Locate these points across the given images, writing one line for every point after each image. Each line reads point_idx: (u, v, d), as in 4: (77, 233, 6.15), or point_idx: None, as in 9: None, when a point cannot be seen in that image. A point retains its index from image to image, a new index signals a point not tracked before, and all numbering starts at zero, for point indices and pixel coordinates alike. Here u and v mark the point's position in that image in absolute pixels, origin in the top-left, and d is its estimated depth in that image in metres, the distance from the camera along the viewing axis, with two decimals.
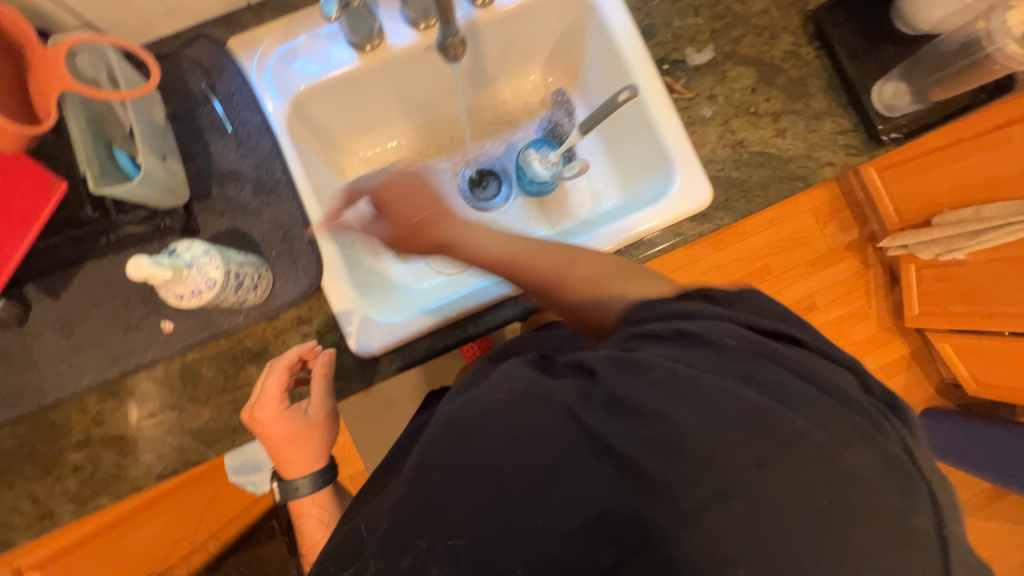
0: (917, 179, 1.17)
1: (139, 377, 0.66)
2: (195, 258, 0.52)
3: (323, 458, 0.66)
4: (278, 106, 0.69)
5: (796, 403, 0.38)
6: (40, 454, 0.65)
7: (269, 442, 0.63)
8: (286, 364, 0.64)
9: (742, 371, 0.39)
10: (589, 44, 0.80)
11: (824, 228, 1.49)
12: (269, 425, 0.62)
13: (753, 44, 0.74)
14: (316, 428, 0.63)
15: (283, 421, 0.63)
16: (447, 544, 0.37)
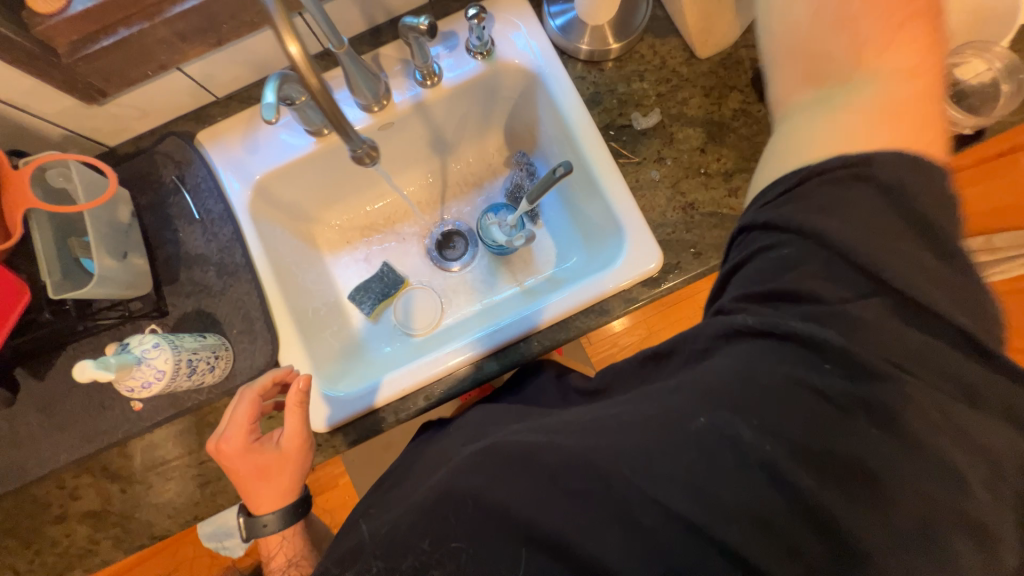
0: None
1: (112, 453, 0.70)
2: (145, 352, 0.57)
3: (294, 492, 0.64)
4: (242, 192, 0.73)
5: (790, 442, 0.39)
6: (22, 528, 0.69)
7: (236, 476, 0.62)
8: (256, 394, 0.62)
9: (738, 404, 0.40)
10: (541, 110, 0.82)
11: None
12: (236, 458, 0.61)
13: (700, 105, 0.74)
14: (286, 461, 0.62)
15: (253, 452, 0.61)
16: (448, 549, 0.44)
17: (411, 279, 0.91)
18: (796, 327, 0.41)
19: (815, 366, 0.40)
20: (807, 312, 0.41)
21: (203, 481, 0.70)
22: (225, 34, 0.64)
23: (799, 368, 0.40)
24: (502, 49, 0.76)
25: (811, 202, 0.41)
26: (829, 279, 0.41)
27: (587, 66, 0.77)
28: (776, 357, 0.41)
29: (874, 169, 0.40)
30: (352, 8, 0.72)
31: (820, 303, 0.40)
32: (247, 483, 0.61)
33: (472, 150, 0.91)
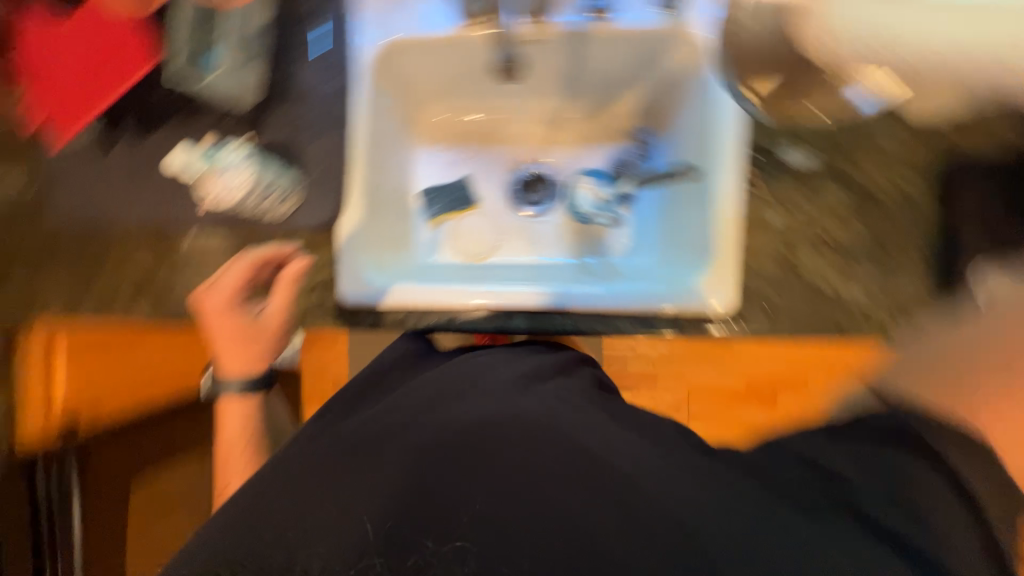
0: None
1: (164, 238, 0.74)
2: (232, 161, 0.69)
3: (261, 366, 0.76)
4: (371, 49, 0.72)
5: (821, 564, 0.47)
6: (77, 260, 0.75)
7: (215, 327, 0.71)
8: (252, 263, 0.70)
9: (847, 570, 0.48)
10: (689, 95, 0.74)
11: None
12: (214, 315, 0.70)
13: (868, 169, 0.68)
14: (259, 335, 0.72)
15: (235, 314, 0.71)
16: (454, 543, 0.48)
17: (482, 203, 0.89)
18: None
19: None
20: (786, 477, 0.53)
21: None
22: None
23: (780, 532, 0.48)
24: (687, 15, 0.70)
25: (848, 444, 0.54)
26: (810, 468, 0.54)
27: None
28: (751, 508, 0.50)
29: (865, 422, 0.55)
30: None
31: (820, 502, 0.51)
32: (223, 340, 0.71)
33: (601, 105, 0.85)
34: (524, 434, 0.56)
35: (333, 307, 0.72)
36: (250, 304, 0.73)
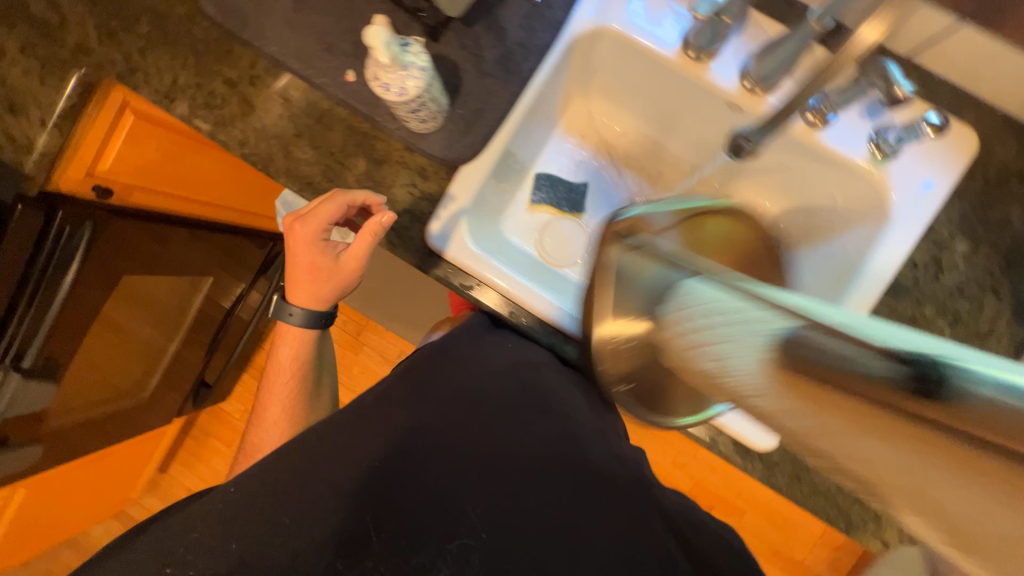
0: None
1: (298, 87, 0.72)
2: (412, 66, 0.57)
3: (328, 301, 0.79)
4: (583, 22, 0.67)
5: None
6: (206, 60, 0.73)
7: (299, 259, 0.74)
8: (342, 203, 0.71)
9: None
10: (840, 237, 0.71)
11: (804, 537, 1.41)
12: (299, 246, 0.72)
13: None
14: (336, 274, 0.74)
15: (318, 249, 0.73)
16: (459, 540, 0.56)
17: (585, 217, 0.86)
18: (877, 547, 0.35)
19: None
20: None
21: (326, 174, 0.72)
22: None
23: None
24: (898, 166, 0.64)
25: None
26: None
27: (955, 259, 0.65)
28: None
29: None
30: None
31: None
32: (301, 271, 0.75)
33: (749, 191, 0.81)
34: (492, 409, 0.65)
35: (411, 241, 0.71)
36: (334, 244, 0.75)
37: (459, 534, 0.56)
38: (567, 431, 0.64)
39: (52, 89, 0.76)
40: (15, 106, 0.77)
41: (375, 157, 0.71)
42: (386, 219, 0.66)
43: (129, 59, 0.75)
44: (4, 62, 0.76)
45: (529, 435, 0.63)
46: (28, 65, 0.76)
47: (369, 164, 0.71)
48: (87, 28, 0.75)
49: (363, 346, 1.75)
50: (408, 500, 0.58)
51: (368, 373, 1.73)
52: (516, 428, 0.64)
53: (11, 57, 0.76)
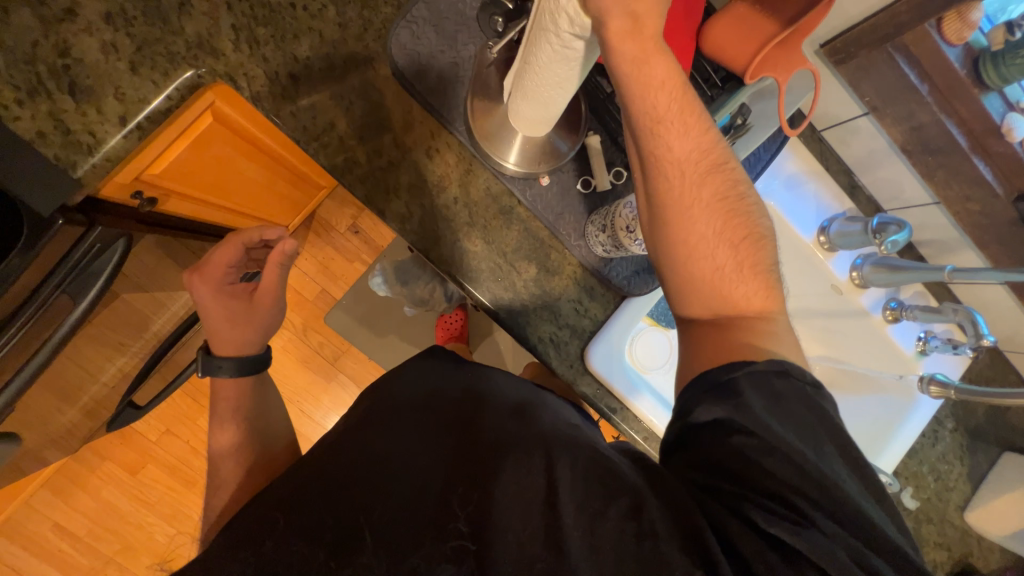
0: None
1: (482, 174, 0.68)
2: None
3: (255, 343, 0.72)
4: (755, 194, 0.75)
5: (795, 489, 0.44)
6: (378, 113, 0.65)
7: (206, 319, 0.70)
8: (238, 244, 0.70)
9: (786, 476, 0.44)
10: (875, 396, 0.86)
11: None
12: (209, 294, 0.69)
13: (938, 543, 0.87)
14: (258, 307, 0.70)
15: (227, 297, 0.70)
16: (451, 542, 0.43)
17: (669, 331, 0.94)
18: (713, 403, 0.47)
19: (693, 464, 0.48)
20: (759, 445, 0.45)
21: (494, 271, 0.69)
22: (925, 159, 0.68)
23: (740, 474, 0.45)
24: (929, 362, 0.85)
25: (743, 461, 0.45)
26: (759, 445, 0.45)
27: (946, 434, 0.88)
28: (739, 466, 0.45)
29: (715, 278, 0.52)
30: (939, 232, 0.79)
31: (762, 469, 0.44)
32: (216, 321, 0.70)
33: None
34: (437, 417, 0.55)
35: (567, 354, 0.71)
36: (244, 286, 0.72)
37: (454, 533, 0.44)
38: (517, 410, 0.56)
39: (148, 82, 0.59)
40: (80, 87, 0.57)
41: (547, 266, 0.70)
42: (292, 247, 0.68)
43: (276, 79, 0.62)
44: (76, 24, 0.56)
45: (483, 434, 0.51)
46: (115, 39, 0.57)
47: (540, 271, 0.70)
48: (221, 23, 0.60)
49: (338, 374, 1.56)
50: (376, 517, 0.45)
51: (339, 405, 1.55)
52: (468, 432, 0.52)
53: (87, 22, 0.57)
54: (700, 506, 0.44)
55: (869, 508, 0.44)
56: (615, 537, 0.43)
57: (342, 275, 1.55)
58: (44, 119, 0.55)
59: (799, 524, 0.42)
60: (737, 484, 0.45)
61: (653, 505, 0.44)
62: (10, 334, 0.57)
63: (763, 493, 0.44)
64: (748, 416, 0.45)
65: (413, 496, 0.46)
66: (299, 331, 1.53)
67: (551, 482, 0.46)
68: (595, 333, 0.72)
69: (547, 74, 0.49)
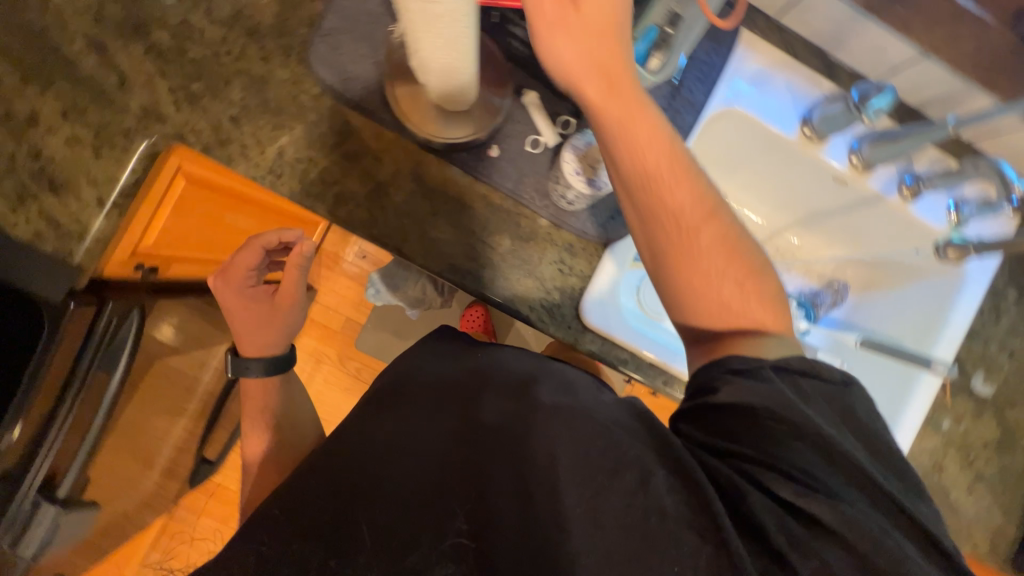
0: None
1: (431, 161, 0.68)
2: None
3: (278, 347, 0.74)
4: (718, 104, 0.70)
5: (820, 469, 0.42)
6: (318, 131, 0.66)
7: (233, 324, 0.72)
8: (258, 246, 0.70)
9: (815, 451, 0.43)
10: (916, 283, 0.80)
11: None
12: (231, 295, 0.71)
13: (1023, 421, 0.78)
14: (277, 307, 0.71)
15: (249, 298, 0.71)
16: (455, 540, 0.44)
17: None
18: (738, 380, 0.46)
19: (717, 440, 0.46)
20: (788, 421, 0.44)
21: (466, 253, 0.69)
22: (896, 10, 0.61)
23: (764, 447, 0.44)
24: (969, 230, 0.76)
25: (766, 437, 0.44)
26: (791, 422, 0.44)
27: (1010, 305, 0.79)
28: (763, 441, 0.44)
29: (717, 288, 0.51)
30: (938, 88, 0.71)
31: (793, 451, 0.43)
32: (240, 323, 0.71)
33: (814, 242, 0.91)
34: (443, 399, 0.56)
35: (560, 317, 0.70)
36: (264, 288, 0.73)
37: (454, 531, 0.44)
38: (521, 384, 0.54)
39: (112, 162, 0.64)
40: (58, 183, 0.63)
41: (517, 235, 0.70)
42: (311, 247, 0.67)
43: (216, 128, 0.65)
44: (40, 128, 0.62)
45: (484, 418, 0.51)
46: (75, 132, 0.63)
47: (512, 242, 0.69)
48: (159, 89, 0.64)
49: None
50: (378, 517, 0.46)
51: None
52: (471, 411, 0.53)
53: (48, 123, 0.62)
54: (718, 487, 0.43)
55: (896, 492, 0.43)
56: (620, 511, 0.42)
57: (361, 301, 1.61)
58: (37, 220, 0.63)
59: (825, 507, 0.41)
60: (758, 458, 0.43)
61: (660, 479, 0.43)
62: (51, 435, 0.63)
63: (784, 471, 0.42)
64: (774, 399, 0.44)
65: (413, 489, 0.47)
66: (336, 362, 1.60)
67: (552, 460, 0.45)
68: (585, 288, 0.70)
69: (422, 16, 0.45)
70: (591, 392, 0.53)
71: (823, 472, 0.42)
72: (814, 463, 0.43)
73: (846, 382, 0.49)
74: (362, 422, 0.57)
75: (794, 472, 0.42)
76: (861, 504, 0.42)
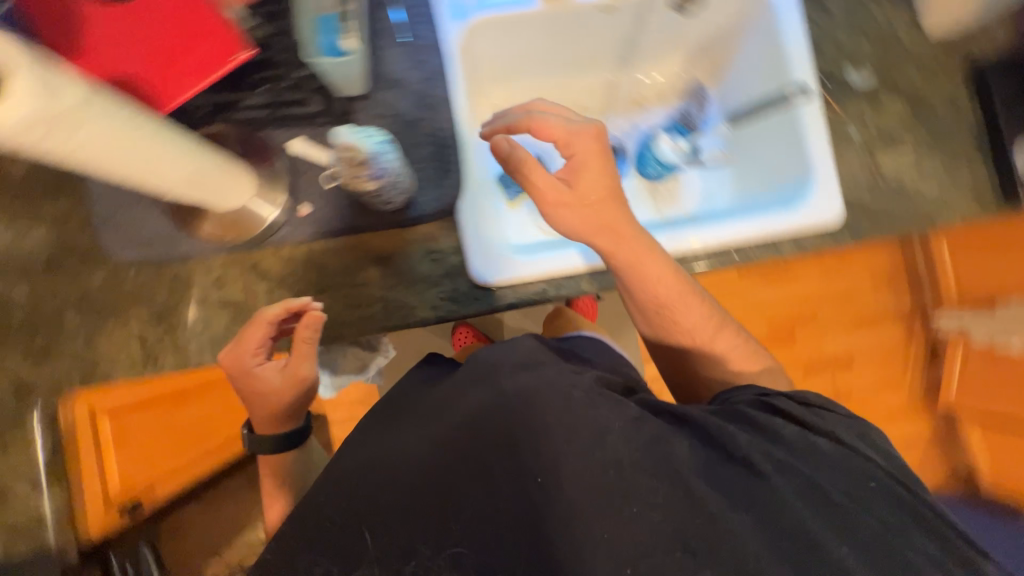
0: (982, 264, 1.47)
1: (265, 254, 0.68)
2: (382, 149, 0.62)
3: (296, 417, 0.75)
4: (456, 29, 0.72)
5: (794, 434, 0.54)
6: (158, 301, 0.67)
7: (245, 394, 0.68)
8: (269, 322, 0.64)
9: (799, 431, 0.55)
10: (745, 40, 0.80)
11: (877, 290, 1.75)
12: (246, 372, 0.65)
13: (914, 81, 0.76)
14: (288, 388, 0.67)
15: (268, 372, 0.66)
16: (448, 552, 0.48)
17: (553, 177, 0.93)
18: (781, 395, 0.59)
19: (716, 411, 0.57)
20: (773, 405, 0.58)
21: (349, 304, 0.69)
22: None
23: (761, 417, 0.56)
24: None
25: (757, 412, 0.57)
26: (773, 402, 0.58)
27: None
28: (759, 414, 0.56)
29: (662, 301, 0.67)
30: None
31: (774, 415, 0.56)
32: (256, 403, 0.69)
33: (649, 70, 0.92)
34: (435, 412, 0.58)
35: (464, 295, 0.70)
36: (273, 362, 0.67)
37: (450, 544, 0.48)
38: (521, 366, 0.56)
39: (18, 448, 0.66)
40: None
41: (378, 259, 0.69)
42: (316, 314, 0.64)
43: (82, 360, 0.67)
44: None
45: (476, 412, 0.53)
46: None
47: (378, 267, 0.69)
48: (11, 365, 0.66)
49: None
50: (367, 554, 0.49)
51: None
52: (449, 416, 0.55)
53: None
54: (695, 441, 0.51)
55: (856, 464, 0.54)
56: (586, 467, 0.47)
57: None
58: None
59: (780, 457, 0.51)
60: (744, 422, 0.55)
61: (623, 438, 0.49)
62: None
63: (764, 431, 0.54)
64: (819, 417, 0.57)
65: (427, 498, 0.50)
66: None
67: (552, 447, 0.49)
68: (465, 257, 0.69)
69: (171, 163, 0.44)
70: (547, 368, 0.55)
71: (788, 431, 0.55)
72: (790, 430, 0.55)
73: (858, 415, 0.60)
74: (354, 435, 0.60)
75: (767, 434, 0.54)
76: (809, 451, 0.53)
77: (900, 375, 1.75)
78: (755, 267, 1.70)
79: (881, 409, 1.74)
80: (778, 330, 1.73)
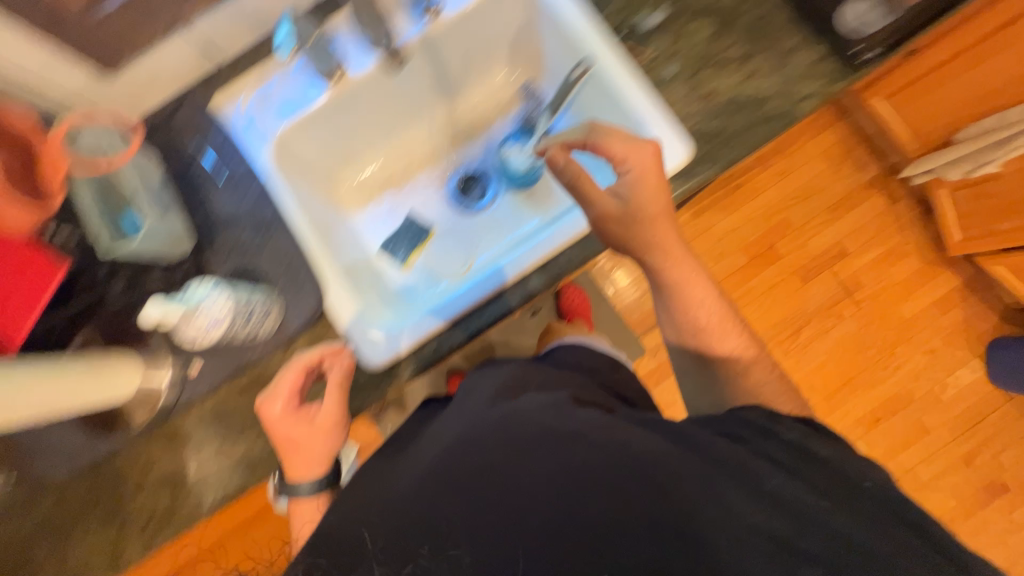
0: (922, 104, 1.35)
1: (182, 419, 0.72)
2: (205, 297, 0.61)
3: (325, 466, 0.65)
4: (263, 151, 0.74)
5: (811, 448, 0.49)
6: (106, 501, 0.71)
7: (278, 441, 0.65)
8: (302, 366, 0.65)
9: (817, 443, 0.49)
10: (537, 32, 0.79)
11: (839, 171, 1.66)
12: (276, 421, 0.64)
13: None
14: (321, 434, 0.64)
15: (294, 421, 0.64)
16: (444, 558, 0.41)
17: (436, 227, 0.92)
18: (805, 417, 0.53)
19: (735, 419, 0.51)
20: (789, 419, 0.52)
21: None
22: None
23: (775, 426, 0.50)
24: None
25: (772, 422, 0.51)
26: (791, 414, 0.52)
27: None
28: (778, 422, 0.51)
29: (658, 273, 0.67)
30: None
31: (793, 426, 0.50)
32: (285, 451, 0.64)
33: (480, 90, 0.91)
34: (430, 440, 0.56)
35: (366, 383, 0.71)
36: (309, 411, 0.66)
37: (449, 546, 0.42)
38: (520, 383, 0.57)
39: None
40: None
41: None
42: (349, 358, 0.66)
43: None
44: None
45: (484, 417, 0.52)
46: None
47: None
48: None
49: None
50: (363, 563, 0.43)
51: None
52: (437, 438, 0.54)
53: None
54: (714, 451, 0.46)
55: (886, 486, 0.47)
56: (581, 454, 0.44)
57: None
58: None
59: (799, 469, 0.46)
60: (761, 430, 0.50)
61: (620, 433, 0.46)
62: None
63: (784, 441, 0.49)
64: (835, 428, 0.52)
65: (411, 533, 0.43)
66: None
67: (547, 426, 0.47)
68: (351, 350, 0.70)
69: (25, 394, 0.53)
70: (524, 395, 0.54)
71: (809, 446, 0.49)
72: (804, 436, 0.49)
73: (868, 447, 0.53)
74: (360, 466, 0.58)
75: (788, 448, 0.48)
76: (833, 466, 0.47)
77: (903, 242, 1.64)
78: (707, 199, 1.66)
79: (898, 283, 1.63)
80: (757, 250, 1.66)
